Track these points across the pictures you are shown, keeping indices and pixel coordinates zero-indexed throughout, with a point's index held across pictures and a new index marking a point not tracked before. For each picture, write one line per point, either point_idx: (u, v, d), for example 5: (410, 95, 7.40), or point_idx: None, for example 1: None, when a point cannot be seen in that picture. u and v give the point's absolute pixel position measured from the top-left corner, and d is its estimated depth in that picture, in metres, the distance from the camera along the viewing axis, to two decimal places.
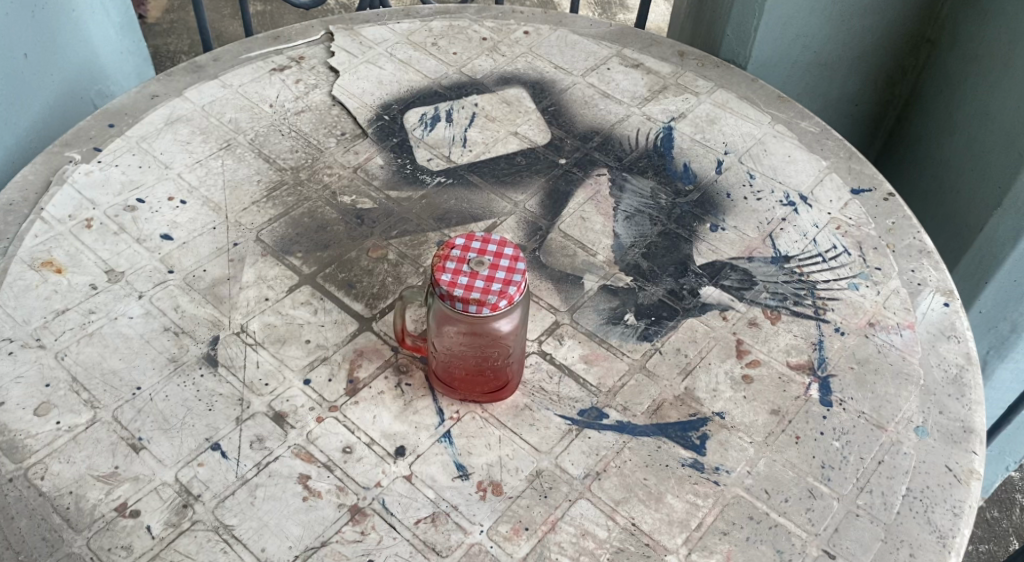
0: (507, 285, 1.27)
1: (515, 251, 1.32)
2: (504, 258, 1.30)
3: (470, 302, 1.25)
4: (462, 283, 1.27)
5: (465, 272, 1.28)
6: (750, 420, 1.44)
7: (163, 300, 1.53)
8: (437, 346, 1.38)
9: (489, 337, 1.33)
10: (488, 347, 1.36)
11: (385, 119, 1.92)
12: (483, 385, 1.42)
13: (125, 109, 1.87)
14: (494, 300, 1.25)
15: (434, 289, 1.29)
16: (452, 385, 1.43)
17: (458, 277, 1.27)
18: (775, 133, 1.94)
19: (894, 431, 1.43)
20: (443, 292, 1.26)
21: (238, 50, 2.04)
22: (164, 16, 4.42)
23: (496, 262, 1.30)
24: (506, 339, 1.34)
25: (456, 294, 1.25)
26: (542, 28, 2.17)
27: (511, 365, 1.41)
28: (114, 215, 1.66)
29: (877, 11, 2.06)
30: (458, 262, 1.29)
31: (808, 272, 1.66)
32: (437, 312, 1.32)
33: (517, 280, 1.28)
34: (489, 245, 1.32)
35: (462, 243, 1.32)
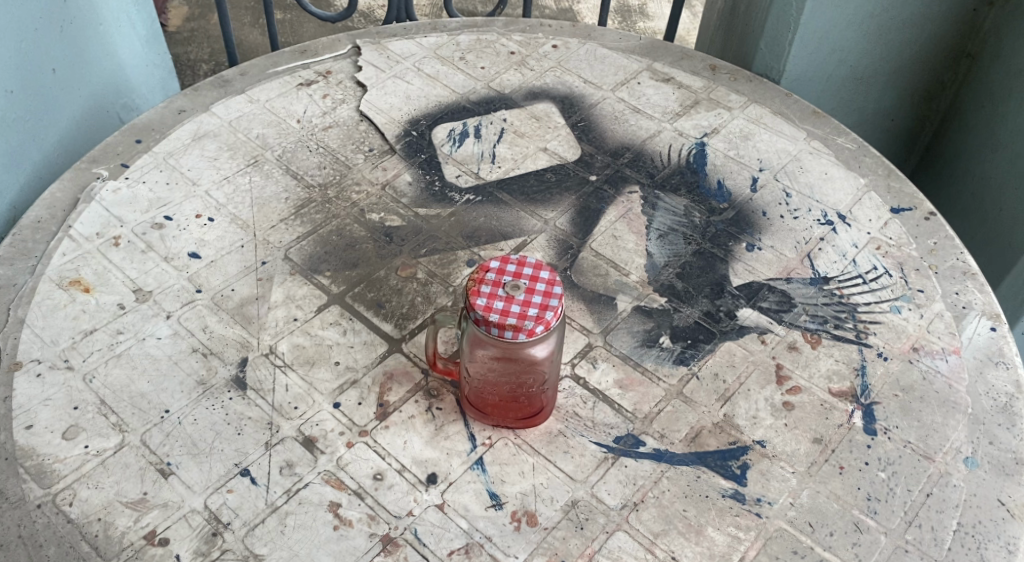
0: (544, 311, 1.23)
1: (551, 274, 1.28)
2: (541, 282, 1.27)
3: (505, 327, 1.21)
4: (498, 308, 1.23)
5: (501, 296, 1.25)
6: (793, 449, 1.40)
7: (192, 320, 1.51)
8: (469, 371, 1.34)
9: (524, 365, 1.29)
10: (522, 374, 1.31)
11: (413, 135, 1.90)
12: (516, 412, 1.38)
13: (152, 123, 1.85)
14: (531, 325, 1.22)
15: (468, 313, 1.26)
16: (485, 411, 1.39)
17: (494, 301, 1.24)
18: (811, 150, 1.90)
19: (941, 462, 1.38)
20: (478, 316, 1.23)
21: (266, 64, 2.02)
22: (185, 24, 4.43)
23: (533, 285, 1.26)
24: (542, 367, 1.30)
25: (492, 319, 1.22)
26: (571, 42, 2.14)
27: (546, 393, 1.36)
28: (142, 232, 1.64)
29: (915, 25, 1.99)
30: (494, 285, 1.26)
31: (849, 294, 1.63)
32: (469, 337, 1.28)
33: (554, 305, 1.24)
34: (525, 268, 1.28)
35: (496, 265, 1.29)
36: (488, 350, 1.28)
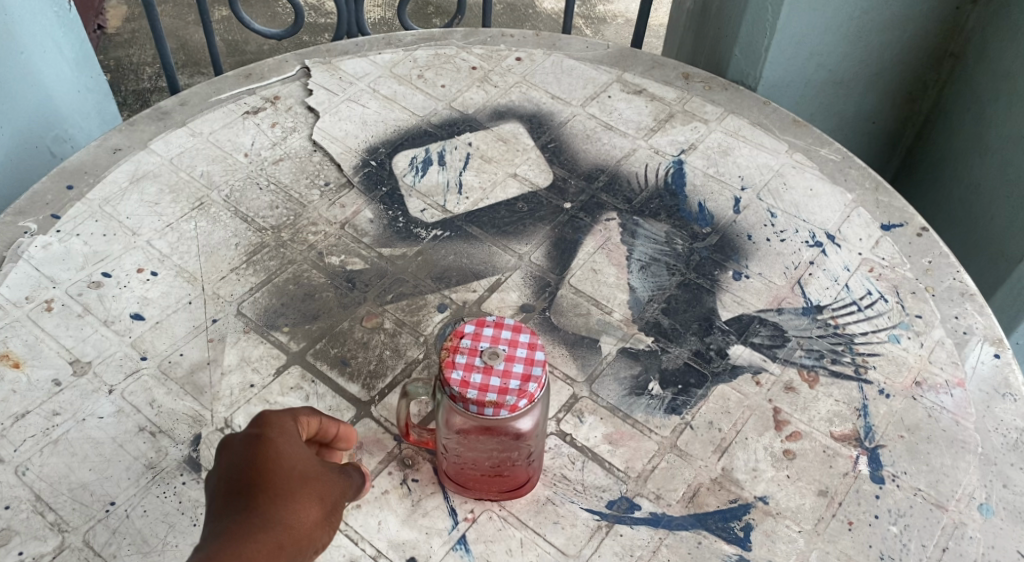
0: (527, 383, 1.11)
1: (532, 337, 1.16)
2: (521, 347, 1.15)
3: (485, 405, 1.09)
4: (475, 382, 1.11)
5: (478, 367, 1.13)
6: (798, 505, 1.31)
7: (137, 394, 1.37)
8: (447, 447, 1.22)
9: (508, 440, 1.18)
10: (506, 449, 1.20)
11: (372, 165, 1.76)
12: (500, 485, 1.26)
13: (84, 166, 1.69)
14: (514, 400, 1.10)
15: (443, 387, 1.13)
16: (465, 485, 1.27)
17: (471, 374, 1.12)
18: (794, 163, 1.80)
19: (955, 511, 1.30)
20: (455, 393, 1.11)
21: (208, 92, 1.87)
22: (125, 25, 4.21)
23: (514, 352, 1.15)
24: (528, 440, 1.18)
25: (470, 397, 1.10)
26: (535, 53, 2.01)
27: (532, 465, 1.25)
28: (77, 293, 1.49)
29: (896, 26, 1.89)
30: (470, 353, 1.14)
31: (844, 324, 1.53)
32: (445, 413, 1.16)
33: (538, 374, 1.13)
34: (503, 332, 1.17)
35: (471, 330, 1.17)
36: (466, 427, 1.16)
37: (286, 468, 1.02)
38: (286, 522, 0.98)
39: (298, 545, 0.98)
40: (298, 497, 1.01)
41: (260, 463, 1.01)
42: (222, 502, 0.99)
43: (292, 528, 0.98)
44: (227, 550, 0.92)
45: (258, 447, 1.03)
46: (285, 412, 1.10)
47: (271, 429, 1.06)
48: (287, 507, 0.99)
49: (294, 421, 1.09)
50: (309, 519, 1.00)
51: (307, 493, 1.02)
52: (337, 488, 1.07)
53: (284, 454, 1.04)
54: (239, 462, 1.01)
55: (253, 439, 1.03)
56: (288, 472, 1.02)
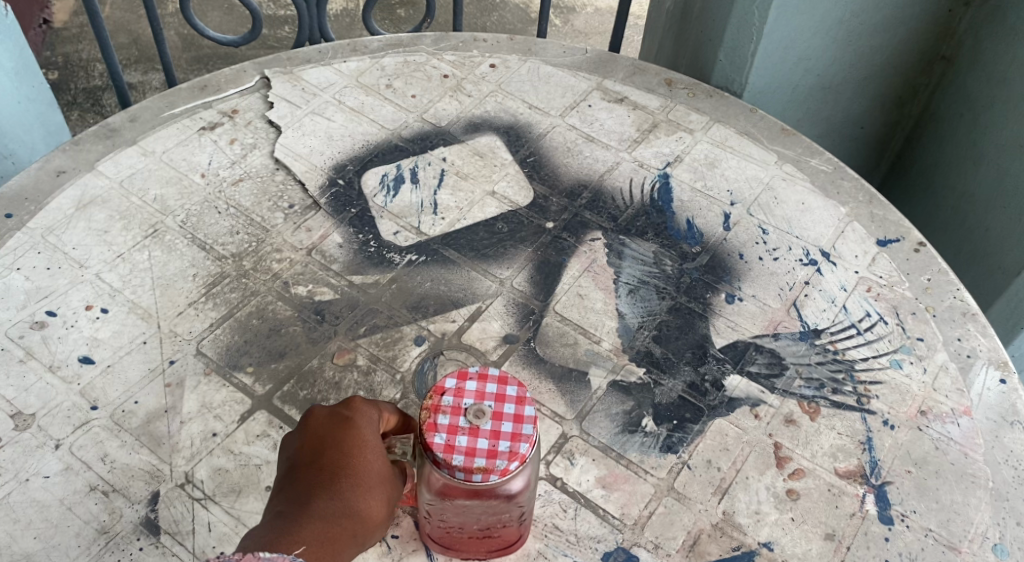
0: (517, 443, 1.02)
1: (519, 389, 1.07)
2: (508, 402, 1.05)
3: (472, 472, 1.00)
4: (461, 445, 1.01)
5: (463, 428, 1.02)
6: (803, 550, 1.23)
7: (87, 448, 1.26)
8: (430, 512, 1.12)
9: (497, 504, 1.08)
10: (496, 512, 1.10)
11: (340, 184, 1.64)
12: (492, 544, 1.17)
13: (25, 191, 1.56)
14: (504, 465, 1.00)
15: (425, 451, 1.03)
16: (450, 547, 1.18)
17: (455, 436, 1.02)
18: (784, 175, 1.72)
19: (968, 552, 1.23)
20: (438, 459, 1.01)
21: (160, 106, 1.74)
22: (73, 20, 4.01)
23: (501, 407, 1.05)
24: (519, 502, 1.09)
25: (455, 463, 1.00)
26: (510, 60, 1.91)
27: (522, 524, 1.16)
28: (19, 336, 1.37)
29: (887, 29, 1.82)
30: (454, 412, 1.04)
31: (843, 349, 1.46)
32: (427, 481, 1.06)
33: (529, 432, 1.03)
34: (488, 385, 1.07)
35: (452, 385, 1.06)
36: (449, 494, 1.06)
37: (373, 459, 1.08)
38: (362, 514, 1.05)
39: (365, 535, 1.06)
40: (373, 491, 1.07)
41: (343, 449, 1.07)
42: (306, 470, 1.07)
43: (366, 520, 1.06)
44: (317, 517, 1.02)
45: (349, 432, 1.08)
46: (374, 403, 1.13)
47: (361, 415, 1.10)
48: (361, 499, 1.06)
49: (381, 413, 1.12)
50: (379, 511, 1.08)
51: (383, 492, 1.08)
52: (400, 485, 1.12)
53: (371, 446, 1.08)
54: (335, 439, 1.08)
55: (347, 422, 1.09)
56: (374, 465, 1.08)
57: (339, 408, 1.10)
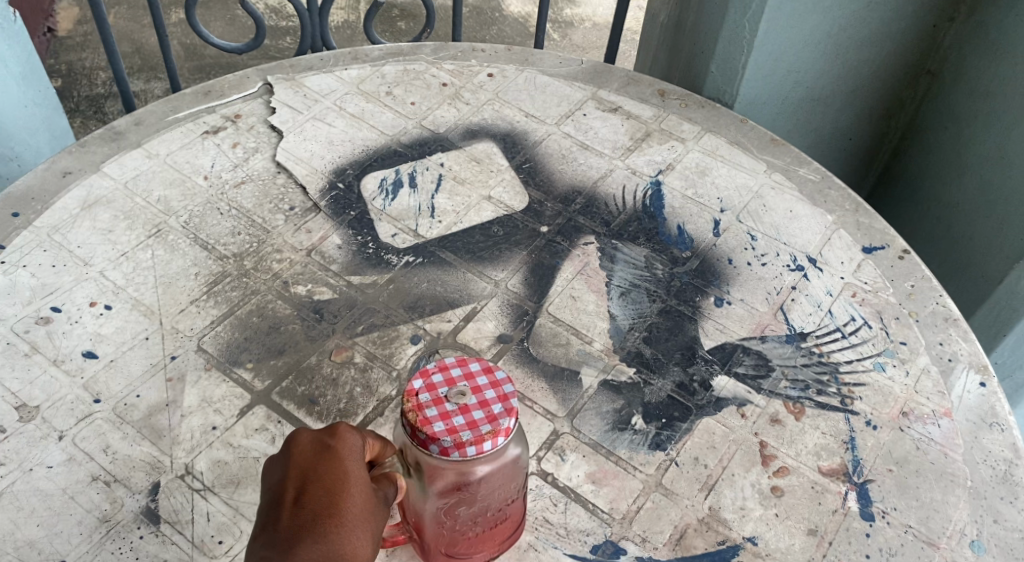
0: (508, 396, 1.03)
1: (483, 357, 1.08)
2: (481, 370, 1.06)
3: (485, 440, 0.99)
4: (460, 424, 1.00)
5: (453, 411, 1.01)
6: (786, 545, 1.26)
7: (90, 440, 1.29)
8: (438, 521, 1.11)
9: (504, 482, 1.10)
10: (505, 495, 1.11)
11: (339, 187, 1.68)
12: (502, 536, 1.19)
13: (31, 191, 1.60)
14: (508, 422, 1.01)
15: (426, 451, 1.00)
16: (467, 551, 1.17)
17: (450, 420, 1.00)
18: (773, 184, 1.76)
19: (946, 548, 1.26)
20: (447, 446, 0.99)
21: (164, 111, 1.78)
22: (77, 29, 4.06)
23: (478, 383, 1.04)
24: (519, 471, 1.11)
25: (464, 440, 0.99)
26: (508, 69, 1.95)
27: (522, 500, 1.17)
28: (24, 330, 1.40)
29: (874, 43, 1.86)
30: (436, 404, 1.02)
31: (828, 351, 1.50)
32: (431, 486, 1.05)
33: (513, 384, 1.05)
34: (452, 370, 1.05)
35: (421, 384, 1.04)
36: (457, 488, 1.06)
37: (358, 493, 0.98)
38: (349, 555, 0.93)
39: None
40: (359, 528, 0.96)
41: (328, 480, 0.97)
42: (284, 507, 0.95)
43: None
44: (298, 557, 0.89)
45: (329, 462, 0.99)
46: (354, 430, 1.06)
47: (345, 443, 1.02)
48: (346, 539, 0.94)
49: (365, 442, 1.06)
50: (364, 554, 0.95)
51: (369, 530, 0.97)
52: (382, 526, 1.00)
53: (353, 476, 0.99)
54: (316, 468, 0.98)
55: (327, 452, 1.00)
56: (360, 498, 0.98)
57: (322, 437, 1.02)
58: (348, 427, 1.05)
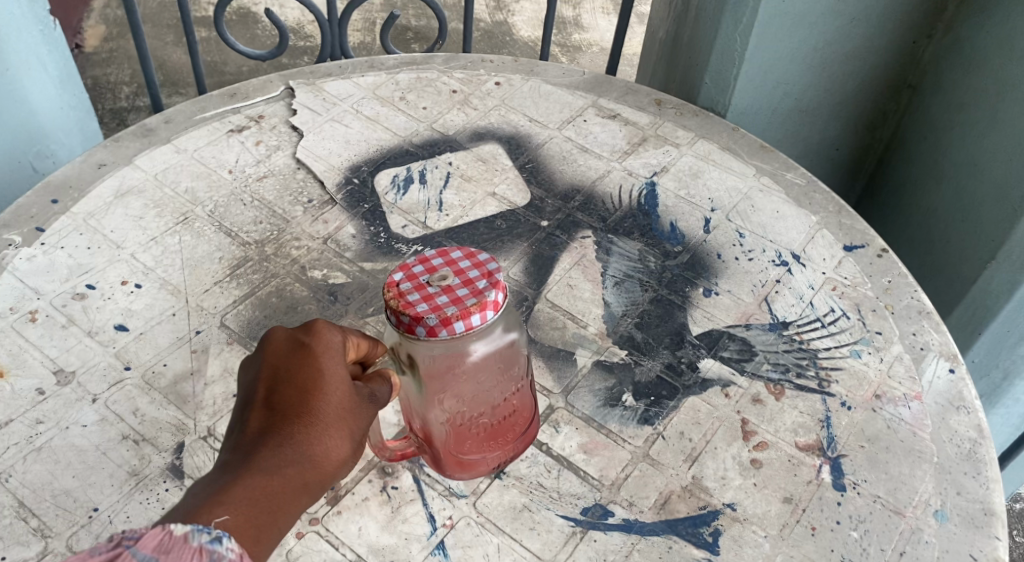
0: (486, 278, 1.15)
1: (459, 253, 1.20)
2: (458, 262, 1.18)
3: (473, 311, 1.11)
4: (443, 302, 1.12)
5: (436, 294, 1.13)
6: (763, 511, 1.36)
7: (121, 403, 1.40)
8: (446, 419, 1.26)
9: (495, 364, 1.25)
10: (495, 379, 1.27)
11: (354, 183, 1.80)
12: (514, 432, 1.34)
13: (69, 181, 1.72)
14: (493, 295, 1.13)
15: (413, 334, 1.11)
16: (478, 449, 1.31)
17: (434, 300, 1.12)
18: (761, 187, 1.87)
19: (912, 516, 1.36)
20: (433, 322, 1.09)
21: (192, 110, 1.91)
22: (103, 45, 4.22)
23: (459, 267, 1.17)
24: (503, 357, 1.26)
25: (450, 313, 1.10)
26: (514, 78, 2.08)
27: (517, 395, 1.32)
28: (61, 304, 1.52)
29: (858, 57, 1.98)
30: (420, 289, 1.14)
31: (808, 339, 1.60)
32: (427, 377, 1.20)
33: (488, 269, 1.17)
34: (431, 262, 1.18)
35: (403, 278, 1.16)
36: (449, 376, 1.21)
37: (330, 393, 1.09)
38: (317, 456, 1.05)
39: (320, 477, 1.06)
40: (330, 428, 1.08)
41: (300, 381, 1.09)
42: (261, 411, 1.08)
43: (321, 461, 1.06)
44: (268, 459, 1.03)
45: (304, 363, 1.10)
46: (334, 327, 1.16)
47: (321, 340, 1.13)
48: (315, 440, 1.06)
49: (345, 339, 1.16)
50: (335, 448, 1.07)
51: (341, 429, 1.09)
52: (359, 420, 1.12)
53: (327, 374, 1.11)
54: (291, 371, 1.10)
55: (303, 354, 1.11)
56: (332, 397, 1.09)
57: (301, 335, 1.14)
58: (328, 325, 1.16)
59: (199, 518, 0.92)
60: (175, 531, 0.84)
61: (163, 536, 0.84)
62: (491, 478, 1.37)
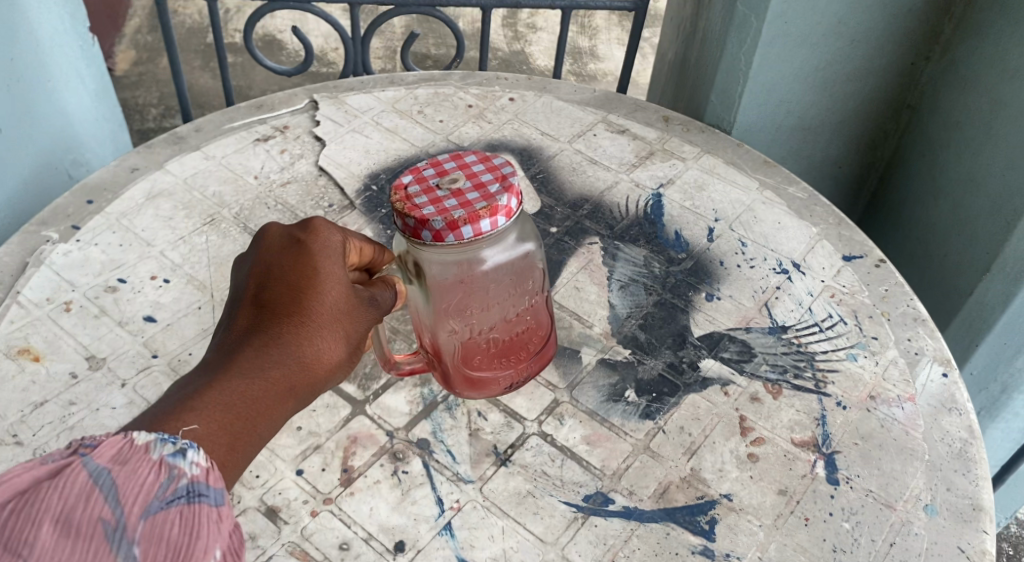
0: (497, 186, 1.26)
1: (474, 163, 1.32)
2: (472, 171, 1.30)
3: (482, 215, 1.22)
4: (454, 206, 1.23)
5: (447, 199, 1.24)
6: (758, 502, 1.41)
7: (148, 387, 1.47)
8: (459, 336, 1.40)
9: (505, 281, 1.39)
10: (505, 297, 1.41)
11: (373, 190, 1.88)
12: (528, 350, 1.48)
13: (104, 183, 1.82)
14: (504, 201, 1.24)
15: (422, 237, 1.22)
16: (491, 365, 1.45)
17: (445, 204, 1.23)
18: (764, 199, 1.93)
19: (902, 510, 1.41)
20: (441, 225, 1.20)
21: (221, 120, 2.01)
22: (133, 68, 4.37)
23: (473, 175, 1.29)
24: (514, 276, 1.40)
25: (458, 217, 1.21)
26: (527, 94, 2.17)
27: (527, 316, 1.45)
28: (94, 296, 1.61)
29: (859, 77, 2.06)
30: (431, 194, 1.25)
31: (806, 343, 1.65)
32: (437, 288, 1.34)
33: (501, 178, 1.28)
34: (446, 171, 1.30)
35: (417, 184, 1.28)
36: (462, 294, 1.36)
37: (326, 291, 1.22)
38: (307, 356, 1.19)
39: (310, 372, 1.19)
40: (322, 328, 1.21)
41: (297, 278, 1.22)
42: (259, 305, 1.21)
43: (310, 361, 1.19)
44: (260, 355, 1.16)
45: (303, 261, 1.23)
46: (334, 229, 1.29)
47: (318, 240, 1.25)
48: (306, 339, 1.19)
49: (344, 239, 1.29)
50: (325, 346, 1.21)
51: (332, 330, 1.22)
52: (351, 319, 1.25)
53: (324, 272, 1.23)
54: (290, 267, 1.22)
55: (302, 253, 1.24)
56: (327, 298, 1.22)
57: (299, 234, 1.26)
58: (327, 225, 1.28)
59: (170, 423, 1.04)
60: (137, 441, 0.95)
61: (124, 446, 0.94)
62: (496, 465, 1.44)
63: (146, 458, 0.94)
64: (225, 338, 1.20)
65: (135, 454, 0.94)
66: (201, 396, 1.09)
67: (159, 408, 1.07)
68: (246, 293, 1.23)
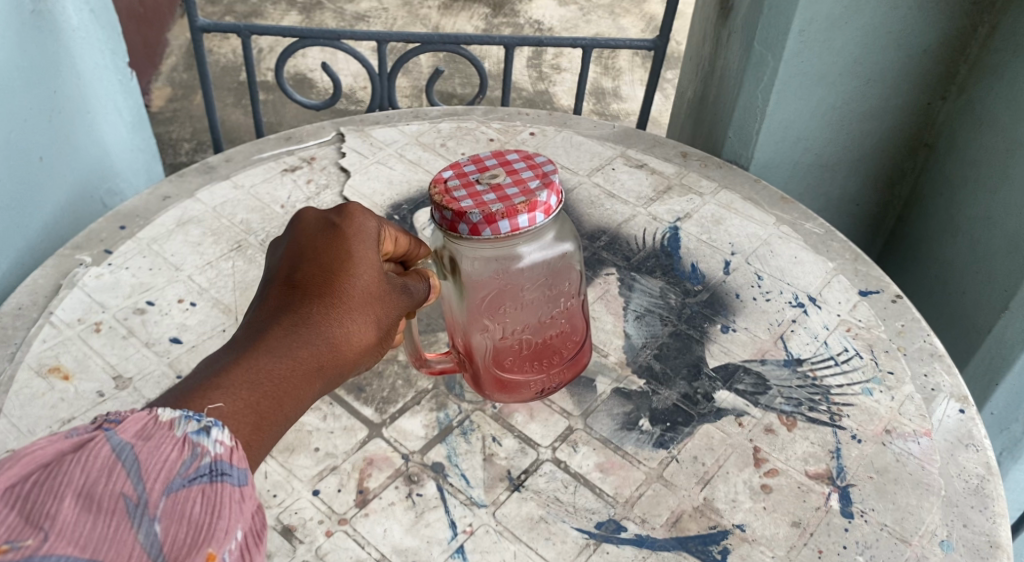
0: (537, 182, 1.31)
1: (517, 161, 1.37)
2: (513, 169, 1.35)
3: (520, 211, 1.26)
4: (493, 200, 1.28)
5: (487, 194, 1.29)
6: (771, 533, 1.41)
7: None
8: (492, 337, 1.45)
9: (537, 284, 1.44)
10: (538, 300, 1.45)
11: (395, 219, 1.93)
12: (560, 356, 1.53)
13: (136, 210, 1.88)
14: (542, 197, 1.28)
15: (459, 230, 1.27)
16: (523, 368, 1.50)
17: (485, 198, 1.28)
18: (781, 234, 1.95)
19: (917, 545, 1.40)
20: (480, 218, 1.25)
21: (251, 151, 2.07)
22: (167, 105, 4.50)
23: (514, 172, 1.34)
24: (548, 279, 1.45)
25: (496, 210, 1.25)
26: (548, 129, 2.21)
27: (560, 320, 1.50)
28: (123, 318, 1.65)
29: (876, 116, 2.08)
30: (471, 190, 1.30)
31: (821, 376, 1.66)
32: (471, 286, 1.39)
33: (540, 176, 1.32)
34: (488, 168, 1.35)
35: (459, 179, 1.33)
36: (496, 294, 1.41)
37: (360, 273, 1.24)
38: (338, 334, 1.19)
39: (339, 353, 1.19)
40: (352, 311, 1.21)
41: (333, 261, 1.24)
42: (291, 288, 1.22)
43: (341, 341, 1.19)
44: (291, 334, 1.16)
45: (337, 245, 1.26)
46: (369, 218, 1.32)
47: (352, 225, 1.29)
48: (338, 321, 1.20)
49: (377, 226, 1.32)
50: (356, 330, 1.21)
51: (364, 313, 1.23)
52: (381, 308, 1.26)
53: (356, 256, 1.26)
54: (325, 251, 1.25)
55: (336, 237, 1.27)
56: (360, 281, 1.24)
57: (335, 219, 1.30)
58: (362, 212, 1.32)
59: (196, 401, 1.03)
60: (160, 418, 0.93)
61: (148, 421, 0.92)
62: (510, 490, 1.45)
63: (169, 435, 0.92)
64: (252, 318, 1.20)
65: (159, 430, 0.92)
66: (228, 371, 1.09)
67: (183, 387, 1.06)
68: (278, 274, 1.25)
